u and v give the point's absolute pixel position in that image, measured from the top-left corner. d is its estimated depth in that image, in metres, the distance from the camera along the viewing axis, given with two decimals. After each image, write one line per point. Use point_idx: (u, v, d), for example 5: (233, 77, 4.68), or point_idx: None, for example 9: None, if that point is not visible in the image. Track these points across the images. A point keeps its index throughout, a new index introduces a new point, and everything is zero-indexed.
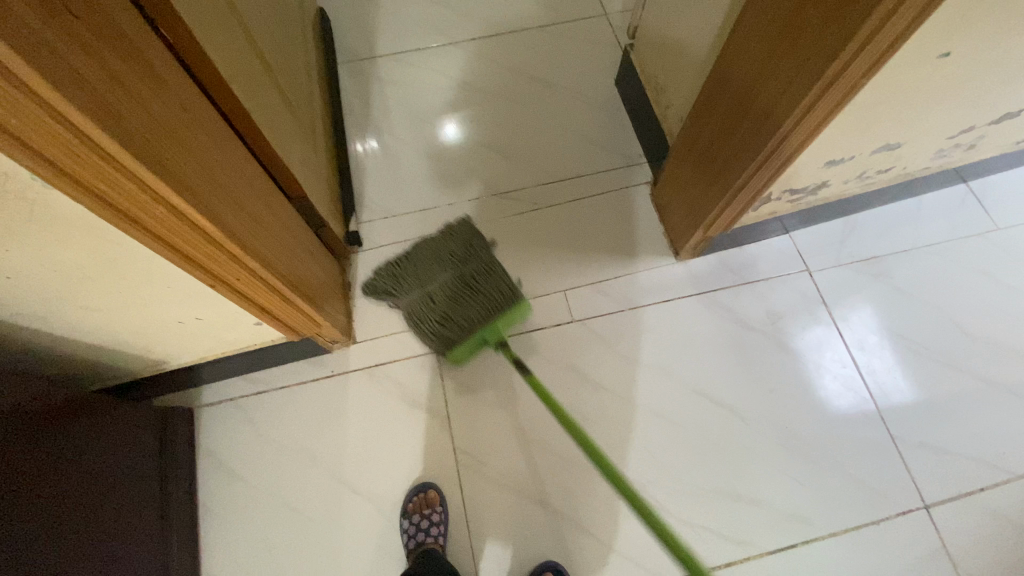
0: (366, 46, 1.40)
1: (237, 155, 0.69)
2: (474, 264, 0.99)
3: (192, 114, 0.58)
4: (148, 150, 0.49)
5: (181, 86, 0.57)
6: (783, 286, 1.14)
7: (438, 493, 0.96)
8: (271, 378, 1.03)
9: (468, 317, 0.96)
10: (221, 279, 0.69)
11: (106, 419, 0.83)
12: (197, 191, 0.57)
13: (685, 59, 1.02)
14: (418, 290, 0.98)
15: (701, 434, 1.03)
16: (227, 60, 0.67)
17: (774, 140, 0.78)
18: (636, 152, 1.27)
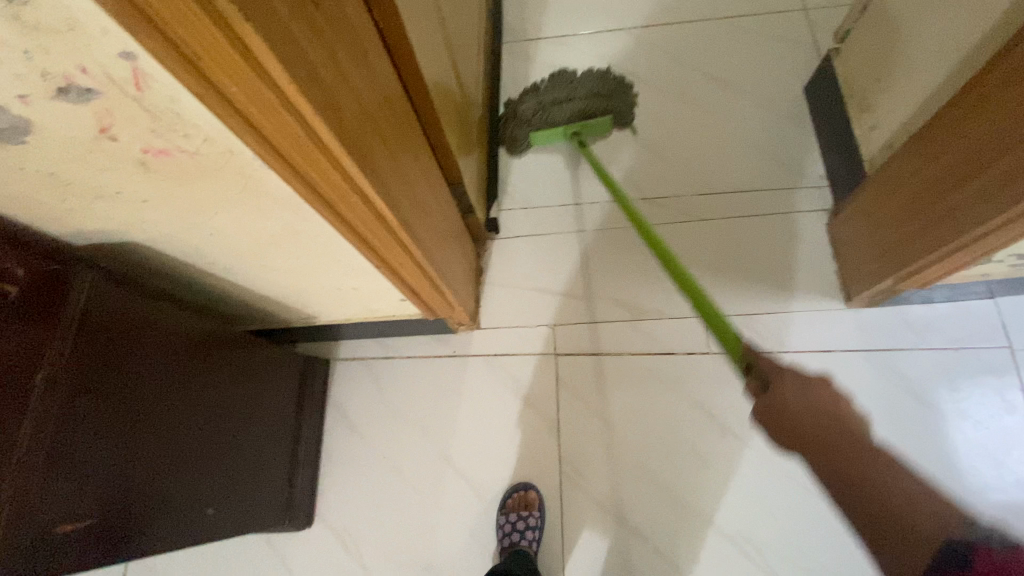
0: (533, 26, 1.36)
1: (416, 141, 0.69)
2: (587, 85, 1.15)
3: (389, 101, 0.59)
4: (354, 141, 0.50)
5: (386, 74, 0.58)
6: (974, 360, 0.95)
7: (537, 496, 0.95)
8: (398, 347, 1.08)
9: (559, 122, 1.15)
10: (384, 261, 0.71)
11: (264, 359, 0.91)
12: (384, 180, 0.57)
13: (914, 76, 0.85)
14: (535, 98, 1.17)
15: (837, 509, 0.91)
16: (423, 44, 0.67)
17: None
18: (815, 173, 1.12)
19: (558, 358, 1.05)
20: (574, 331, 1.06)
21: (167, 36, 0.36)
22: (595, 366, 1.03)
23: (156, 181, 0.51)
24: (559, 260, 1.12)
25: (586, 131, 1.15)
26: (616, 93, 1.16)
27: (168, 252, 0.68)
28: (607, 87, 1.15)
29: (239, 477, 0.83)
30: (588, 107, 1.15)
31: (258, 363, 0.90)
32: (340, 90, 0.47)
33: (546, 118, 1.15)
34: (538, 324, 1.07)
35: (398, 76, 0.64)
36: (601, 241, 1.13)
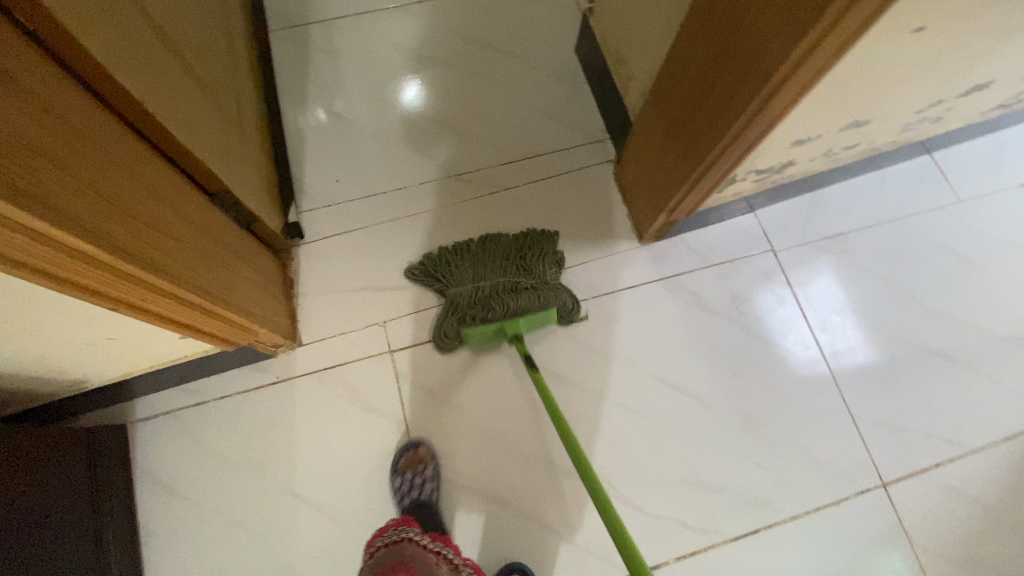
0: (299, 9, 1.26)
1: (129, 156, 0.59)
2: (514, 279, 0.98)
3: (58, 115, 0.48)
4: (3, 177, 0.40)
5: (43, 85, 0.47)
6: (746, 267, 1.11)
7: (429, 449, 0.95)
8: (209, 388, 0.96)
9: (507, 317, 0.95)
10: (122, 300, 0.61)
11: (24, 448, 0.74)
12: (79, 215, 0.48)
13: (647, 26, 0.94)
14: (472, 282, 0.99)
15: (667, 424, 1.01)
16: (107, 40, 0.57)
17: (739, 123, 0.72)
18: (597, 127, 1.20)
19: (394, 355, 1.00)
20: (406, 323, 1.03)
21: None
22: (433, 354, 1.01)
23: None
24: (375, 253, 1.07)
25: (522, 332, 0.95)
26: (562, 289, 1.00)
27: None
28: (552, 279, 1.01)
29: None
30: (532, 302, 0.95)
31: (22, 458, 0.73)
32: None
33: (480, 308, 0.95)
34: (366, 325, 1.02)
35: (75, 83, 0.53)
36: (414, 226, 1.10)
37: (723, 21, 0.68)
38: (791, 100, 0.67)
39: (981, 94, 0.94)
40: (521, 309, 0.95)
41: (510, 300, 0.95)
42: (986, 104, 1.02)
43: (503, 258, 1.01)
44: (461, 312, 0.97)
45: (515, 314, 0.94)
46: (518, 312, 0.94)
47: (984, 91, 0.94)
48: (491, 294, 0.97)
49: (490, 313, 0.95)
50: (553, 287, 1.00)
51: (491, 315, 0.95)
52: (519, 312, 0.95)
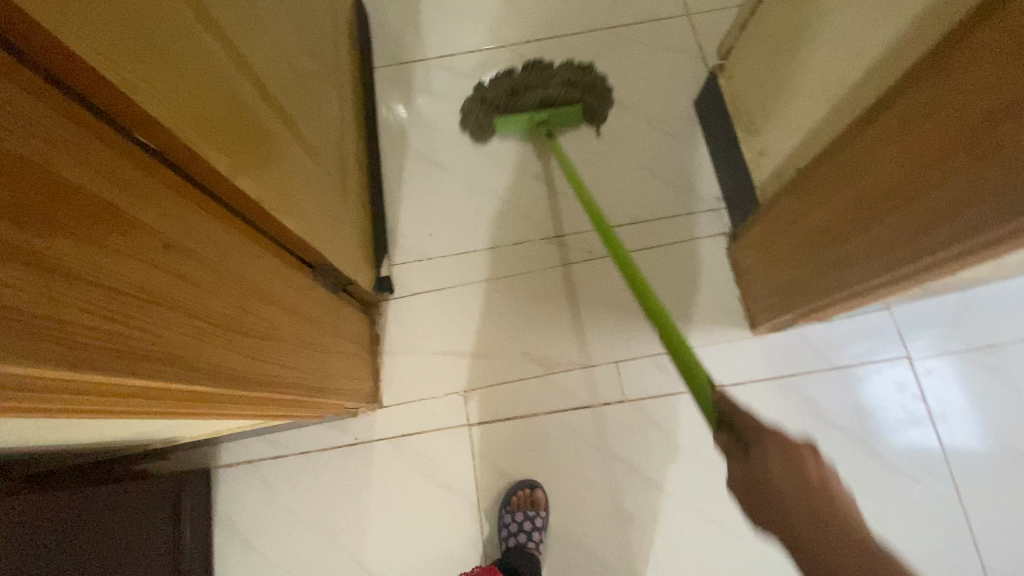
0: (406, 47, 1.23)
1: (241, 264, 0.55)
2: (544, 75, 1.07)
3: (177, 246, 0.45)
4: (122, 354, 0.37)
5: (171, 220, 0.45)
6: (871, 374, 0.98)
7: (544, 496, 0.92)
8: (290, 442, 0.96)
9: (536, 103, 1.07)
10: (217, 408, 0.58)
11: (105, 508, 0.75)
12: (191, 358, 0.45)
13: (797, 106, 0.82)
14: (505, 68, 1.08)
15: (760, 546, 0.91)
16: (234, 142, 0.54)
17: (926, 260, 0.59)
18: (712, 195, 1.09)
19: (472, 429, 0.96)
20: (487, 396, 0.98)
21: None
22: (513, 433, 0.96)
23: None
24: (462, 315, 1.02)
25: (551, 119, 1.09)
26: (597, 94, 1.09)
27: None
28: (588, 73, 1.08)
29: None
30: (559, 95, 1.06)
31: (95, 522, 0.73)
32: (64, 298, 0.33)
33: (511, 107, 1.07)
34: (446, 393, 0.98)
35: (201, 197, 0.51)
36: (504, 289, 1.04)
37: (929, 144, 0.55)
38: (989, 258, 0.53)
39: None
40: (550, 100, 1.06)
41: (539, 88, 1.06)
42: None
43: (556, 71, 1.07)
44: (495, 99, 1.08)
45: (541, 103, 1.07)
46: (545, 102, 1.07)
47: None
48: (520, 94, 1.07)
49: (520, 99, 1.07)
50: (585, 87, 1.08)
51: (522, 100, 1.07)
52: (547, 104, 1.07)
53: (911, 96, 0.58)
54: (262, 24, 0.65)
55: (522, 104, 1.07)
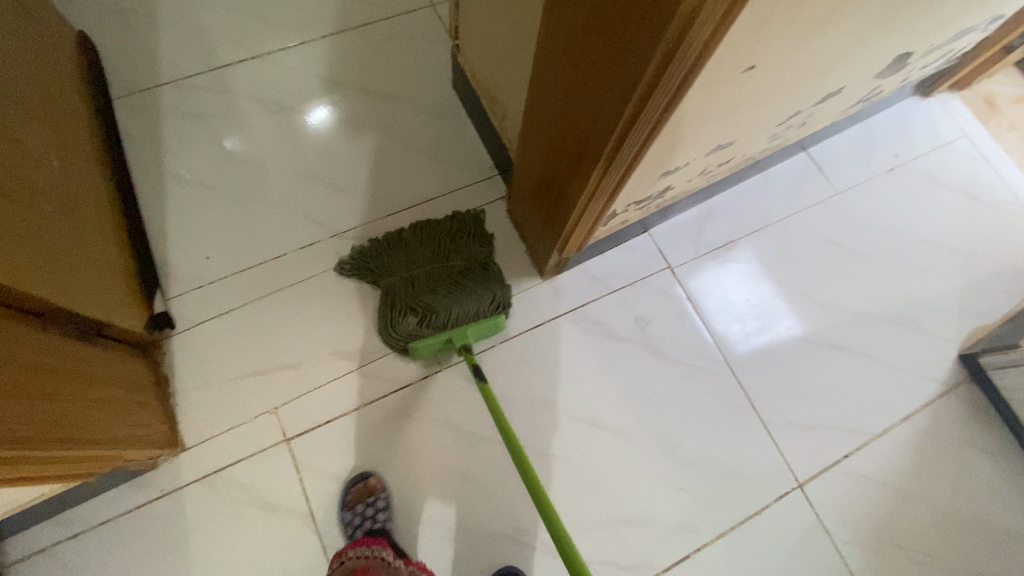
0: (148, 72, 1.16)
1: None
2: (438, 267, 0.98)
3: None
4: None
5: None
6: (646, 288, 1.11)
7: (379, 481, 0.93)
8: (82, 516, 0.86)
9: (452, 313, 0.93)
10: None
11: None
12: None
13: (507, 67, 0.92)
14: (402, 298, 0.95)
15: (584, 465, 0.99)
16: None
17: (605, 165, 0.70)
18: (484, 164, 1.16)
19: (292, 443, 0.93)
20: (302, 405, 0.96)
21: None
22: (337, 432, 0.95)
23: None
24: (260, 332, 0.99)
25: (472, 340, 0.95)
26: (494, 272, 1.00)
27: None
28: (478, 266, 1.00)
29: None
30: (471, 302, 0.94)
31: None
32: None
33: (422, 324, 0.92)
34: (256, 415, 0.94)
35: None
36: (300, 296, 1.02)
37: (567, 69, 0.65)
38: (640, 149, 0.66)
39: (831, 100, 1.00)
40: (468, 318, 0.94)
41: (447, 303, 0.93)
42: (844, 103, 1.07)
43: (440, 249, 1.01)
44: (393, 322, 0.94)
45: (455, 320, 0.94)
46: (460, 321, 0.93)
47: (836, 95, 0.99)
48: (429, 309, 0.93)
49: (431, 322, 0.93)
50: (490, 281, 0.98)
51: (430, 324, 0.93)
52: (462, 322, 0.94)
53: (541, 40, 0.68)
54: None
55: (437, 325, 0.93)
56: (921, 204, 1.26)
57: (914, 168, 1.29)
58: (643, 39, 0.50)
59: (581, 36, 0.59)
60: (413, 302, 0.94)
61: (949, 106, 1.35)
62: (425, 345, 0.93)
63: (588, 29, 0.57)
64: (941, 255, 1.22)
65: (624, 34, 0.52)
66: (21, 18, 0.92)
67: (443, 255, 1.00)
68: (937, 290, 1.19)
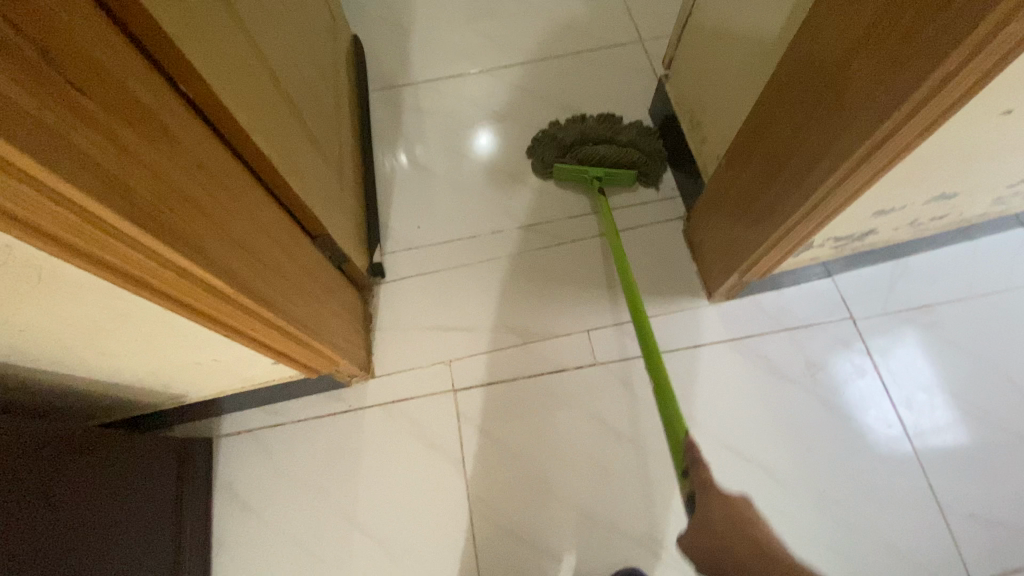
0: (397, 74, 1.41)
1: (239, 190, 0.65)
2: (609, 129, 1.14)
3: (223, 187, 0.60)
4: (190, 243, 0.52)
5: (222, 165, 0.61)
6: (820, 333, 1.07)
7: None
8: (289, 411, 1.04)
9: (598, 153, 1.12)
10: (205, 315, 0.63)
11: (133, 454, 0.83)
12: (228, 266, 0.59)
13: (722, 94, 0.98)
14: (578, 126, 1.16)
15: (725, 492, 0.97)
16: (259, 114, 0.69)
17: (841, 171, 0.69)
18: (668, 186, 1.22)
19: (457, 394, 1.04)
20: (470, 364, 1.07)
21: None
22: (496, 396, 1.04)
23: None
24: (447, 295, 1.13)
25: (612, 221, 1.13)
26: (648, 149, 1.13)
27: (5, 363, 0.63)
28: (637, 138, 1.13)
29: None
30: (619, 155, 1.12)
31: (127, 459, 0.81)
32: (157, 190, 0.48)
33: (574, 151, 1.14)
34: (433, 363, 1.07)
35: (241, 159, 0.68)
36: (486, 272, 1.15)
37: (823, 70, 0.67)
38: (875, 172, 0.68)
39: None
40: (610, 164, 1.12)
41: (603, 144, 1.13)
42: None
43: (610, 126, 1.15)
44: (562, 144, 1.15)
45: (601, 161, 1.12)
46: (604, 159, 1.12)
47: None
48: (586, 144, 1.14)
49: (585, 152, 1.13)
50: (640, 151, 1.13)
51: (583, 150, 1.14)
52: (602, 163, 1.13)
53: (785, 69, 0.75)
54: (277, 33, 0.82)
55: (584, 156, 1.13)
56: None
57: None
58: (912, 69, 0.55)
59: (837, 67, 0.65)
60: (582, 131, 1.14)
61: None
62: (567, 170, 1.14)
63: (858, 46, 0.61)
64: None
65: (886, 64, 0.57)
66: (331, 20, 1.19)
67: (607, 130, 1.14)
68: None
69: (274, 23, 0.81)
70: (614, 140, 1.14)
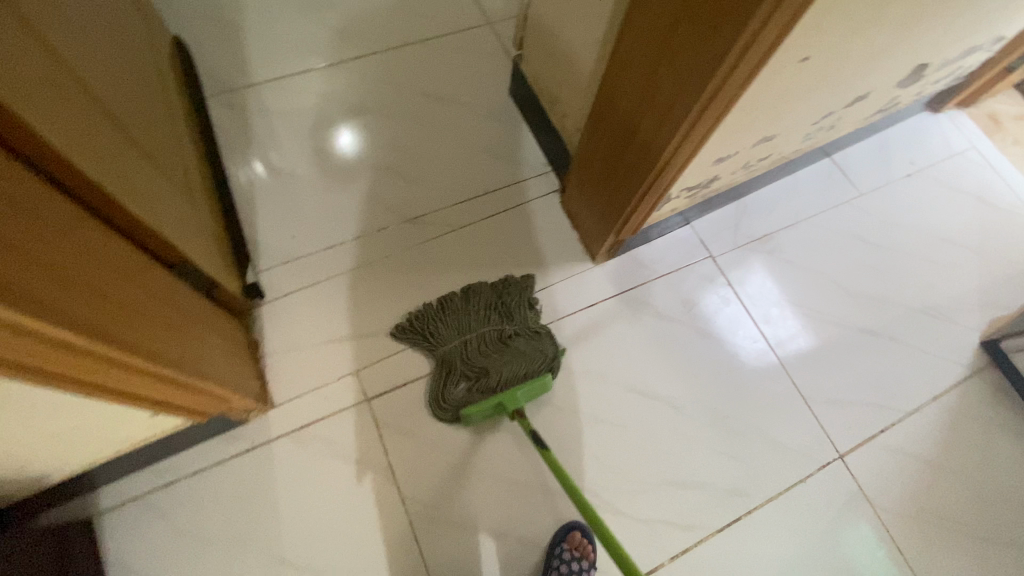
0: (236, 77, 1.29)
1: (69, 228, 0.56)
2: (478, 326, 1.02)
3: (48, 227, 0.52)
4: (26, 295, 0.45)
5: (37, 201, 0.52)
6: (691, 275, 1.20)
7: None
8: (181, 465, 0.92)
9: (499, 375, 0.95)
10: (58, 376, 0.54)
11: (5, 552, 0.69)
12: (80, 315, 0.51)
13: (572, 68, 1.04)
14: (458, 331, 1.01)
15: (637, 430, 1.06)
16: (72, 137, 0.59)
17: (682, 130, 0.78)
18: (539, 161, 1.27)
19: (370, 403, 1.00)
20: (379, 370, 1.03)
21: None
22: (411, 395, 1.02)
23: None
24: (339, 305, 1.08)
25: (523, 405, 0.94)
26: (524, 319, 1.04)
27: None
28: (525, 334, 1.01)
29: None
30: (523, 367, 0.97)
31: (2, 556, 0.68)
32: None
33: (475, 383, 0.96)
34: (338, 377, 1.02)
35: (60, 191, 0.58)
36: (377, 273, 1.12)
37: (653, 41, 0.74)
38: (709, 127, 0.77)
39: (859, 105, 1.11)
40: (516, 373, 0.96)
41: (496, 358, 0.97)
42: (867, 110, 1.18)
43: (487, 321, 1.02)
44: (453, 370, 0.98)
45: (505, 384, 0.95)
46: (508, 378, 0.95)
47: (863, 100, 1.10)
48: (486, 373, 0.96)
49: (485, 383, 0.95)
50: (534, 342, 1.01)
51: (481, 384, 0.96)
52: (509, 385, 0.95)
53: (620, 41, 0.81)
54: (76, 39, 0.70)
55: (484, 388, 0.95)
56: (937, 207, 1.37)
57: (929, 175, 1.40)
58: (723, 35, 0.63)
59: (664, 37, 0.72)
60: (466, 340, 1.00)
61: (956, 122, 1.48)
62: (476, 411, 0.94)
63: (679, 17, 0.68)
64: (960, 252, 1.31)
65: (705, 32, 0.65)
66: (142, 22, 1.05)
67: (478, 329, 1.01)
68: (956, 282, 1.28)
69: (69, 27, 0.69)
70: (502, 348, 0.99)
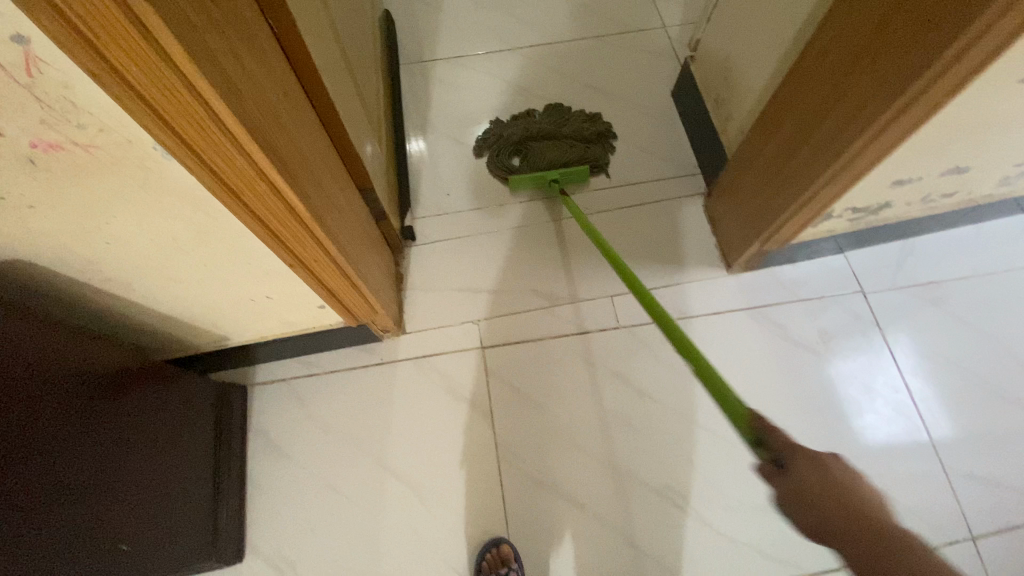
0: (426, 49, 1.45)
1: (309, 120, 0.67)
2: (557, 129, 1.26)
3: (298, 112, 0.63)
4: (279, 155, 0.55)
5: (296, 91, 0.64)
6: (834, 305, 1.12)
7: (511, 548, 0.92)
8: (322, 362, 1.07)
9: (547, 152, 1.21)
10: (237, 204, 0.58)
11: (177, 389, 0.86)
12: (303, 186, 0.61)
13: (747, 71, 1.03)
14: (523, 124, 1.27)
15: (742, 447, 1.01)
16: (321, 55, 0.72)
17: (872, 134, 0.73)
18: (690, 163, 1.27)
19: (484, 351, 1.07)
20: (498, 324, 1.10)
21: (122, 79, 0.41)
22: (524, 353, 1.08)
23: (67, 186, 0.51)
24: (475, 258, 1.17)
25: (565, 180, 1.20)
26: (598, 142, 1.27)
27: (76, 278, 0.66)
28: (589, 133, 1.28)
29: (162, 501, 0.78)
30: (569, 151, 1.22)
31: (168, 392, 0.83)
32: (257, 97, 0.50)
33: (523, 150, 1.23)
34: (463, 322, 1.10)
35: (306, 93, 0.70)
36: (514, 238, 1.19)
37: (856, 36, 0.71)
38: (901, 133, 0.72)
39: None
40: (560, 157, 1.20)
41: (550, 140, 1.24)
42: None
43: (558, 126, 1.27)
44: (509, 141, 1.25)
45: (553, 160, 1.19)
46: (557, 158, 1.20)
47: None
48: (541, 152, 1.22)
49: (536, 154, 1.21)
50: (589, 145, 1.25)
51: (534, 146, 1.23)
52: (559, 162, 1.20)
53: (816, 39, 0.79)
54: None
55: (536, 157, 1.22)
56: None
57: None
58: (948, 26, 0.59)
59: (871, 32, 0.69)
60: (527, 126, 1.26)
61: None
62: (523, 178, 1.19)
63: (895, 10, 0.65)
64: None
65: (927, 24, 0.61)
66: None
67: (553, 128, 1.26)
68: None
69: None
70: (561, 145, 1.23)
